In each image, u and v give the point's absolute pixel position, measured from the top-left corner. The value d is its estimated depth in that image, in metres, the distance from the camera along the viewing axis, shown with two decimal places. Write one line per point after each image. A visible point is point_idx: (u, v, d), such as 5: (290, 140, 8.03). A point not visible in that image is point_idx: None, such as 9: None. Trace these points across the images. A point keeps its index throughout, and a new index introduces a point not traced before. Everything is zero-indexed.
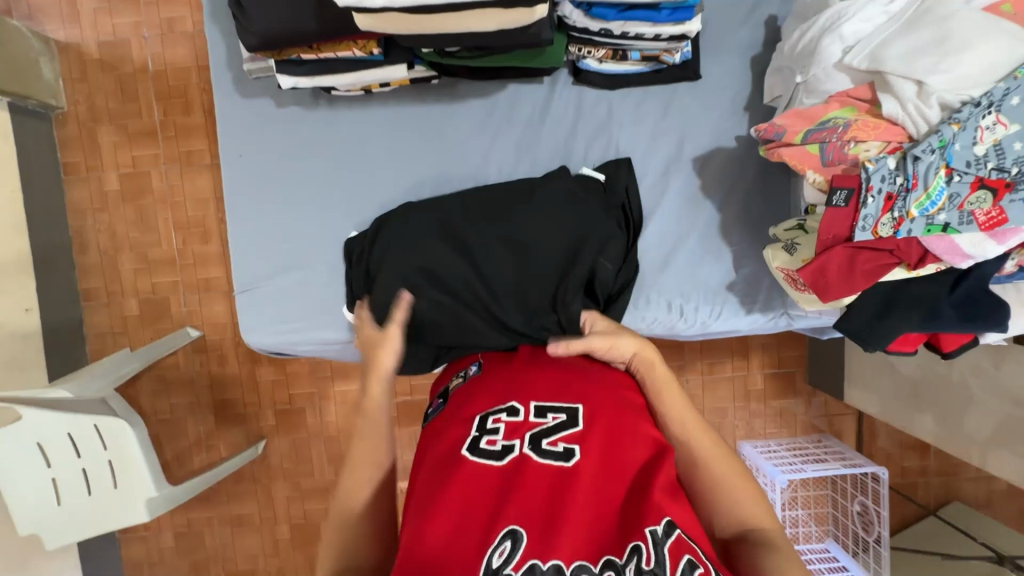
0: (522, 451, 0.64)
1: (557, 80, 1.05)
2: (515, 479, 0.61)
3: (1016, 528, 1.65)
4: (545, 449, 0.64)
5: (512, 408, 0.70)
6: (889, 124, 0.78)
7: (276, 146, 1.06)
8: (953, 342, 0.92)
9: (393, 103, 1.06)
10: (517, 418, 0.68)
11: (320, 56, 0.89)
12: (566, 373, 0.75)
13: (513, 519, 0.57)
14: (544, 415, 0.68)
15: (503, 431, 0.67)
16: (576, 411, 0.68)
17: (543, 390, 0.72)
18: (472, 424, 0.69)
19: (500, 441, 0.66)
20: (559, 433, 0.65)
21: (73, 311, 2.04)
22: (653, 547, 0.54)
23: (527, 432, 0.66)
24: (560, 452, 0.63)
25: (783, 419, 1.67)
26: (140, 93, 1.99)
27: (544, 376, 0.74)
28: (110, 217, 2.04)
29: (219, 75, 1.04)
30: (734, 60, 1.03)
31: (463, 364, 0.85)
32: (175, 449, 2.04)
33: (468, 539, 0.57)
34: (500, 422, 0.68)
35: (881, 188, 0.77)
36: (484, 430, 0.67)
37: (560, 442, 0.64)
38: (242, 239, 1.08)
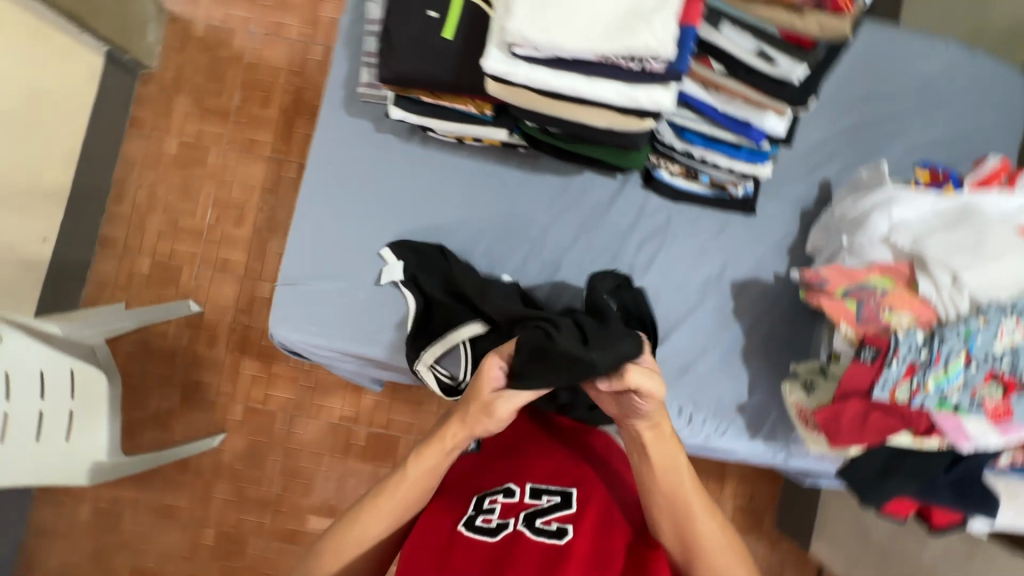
0: (517, 526, 0.71)
1: (629, 180, 1.15)
2: (511, 552, 0.68)
3: None
4: (540, 527, 0.71)
5: (508, 490, 0.77)
6: (923, 303, 0.86)
7: (361, 164, 1.14)
8: (941, 519, 0.97)
9: (479, 158, 1.15)
10: (513, 498, 0.75)
11: (436, 102, 0.98)
12: (559, 459, 0.83)
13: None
14: (539, 497, 0.76)
15: (499, 509, 0.74)
16: (569, 494, 0.76)
17: (536, 472, 0.80)
18: (468, 503, 0.77)
19: (495, 520, 0.73)
20: (553, 513, 0.73)
21: (85, 254, 2.04)
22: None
23: (522, 512, 0.73)
24: (554, 530, 0.70)
25: None
26: (227, 78, 2.12)
27: (542, 459, 0.82)
28: (155, 176, 2.09)
29: (333, 91, 1.14)
30: (788, 208, 1.14)
31: None
32: (130, 419, 1.96)
33: None
34: (497, 503, 0.75)
35: (905, 355, 0.84)
36: (480, 510, 0.75)
37: (553, 522, 0.71)
38: (301, 236, 1.12)
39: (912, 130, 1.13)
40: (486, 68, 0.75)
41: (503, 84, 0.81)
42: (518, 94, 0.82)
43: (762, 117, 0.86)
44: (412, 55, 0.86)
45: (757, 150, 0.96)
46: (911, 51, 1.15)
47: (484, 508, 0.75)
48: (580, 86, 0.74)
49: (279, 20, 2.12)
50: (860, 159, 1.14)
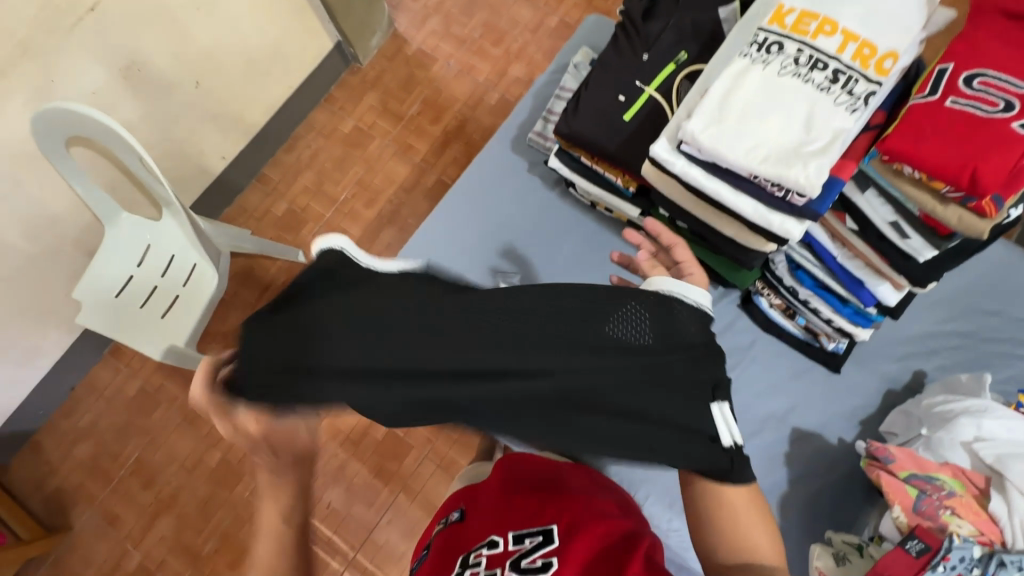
0: (503, 573, 0.73)
1: (727, 295, 1.21)
2: None
3: None
4: (524, 567, 0.72)
5: (492, 542, 0.80)
6: (988, 521, 0.83)
7: (503, 192, 1.30)
8: None
9: (602, 224, 1.27)
10: (497, 549, 0.78)
11: (590, 165, 1.12)
12: (541, 500, 0.84)
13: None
14: (520, 541, 0.77)
15: (484, 561, 0.77)
16: (550, 529, 0.77)
17: (515, 518, 0.81)
18: (456, 565, 0.79)
19: (482, 572, 0.75)
20: (535, 551, 0.74)
21: (243, 182, 2.38)
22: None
23: (507, 561, 0.75)
24: (539, 567, 0.72)
25: None
26: (414, 91, 2.48)
27: (516, 505, 0.83)
28: (324, 145, 2.44)
29: (507, 129, 1.34)
30: (873, 380, 1.14)
31: (447, 510, 0.94)
32: (208, 327, 2.17)
33: None
34: (482, 556, 0.77)
35: (955, 564, 0.79)
36: (467, 565, 0.78)
37: (538, 558, 0.73)
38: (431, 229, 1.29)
39: None
40: (651, 151, 0.88)
41: (657, 169, 0.94)
42: (666, 182, 0.94)
43: (878, 283, 0.91)
44: (589, 124, 1.02)
45: (861, 312, 1.01)
46: None
47: (469, 563, 0.78)
48: (724, 193, 0.85)
49: (473, 63, 2.48)
50: (963, 364, 1.13)
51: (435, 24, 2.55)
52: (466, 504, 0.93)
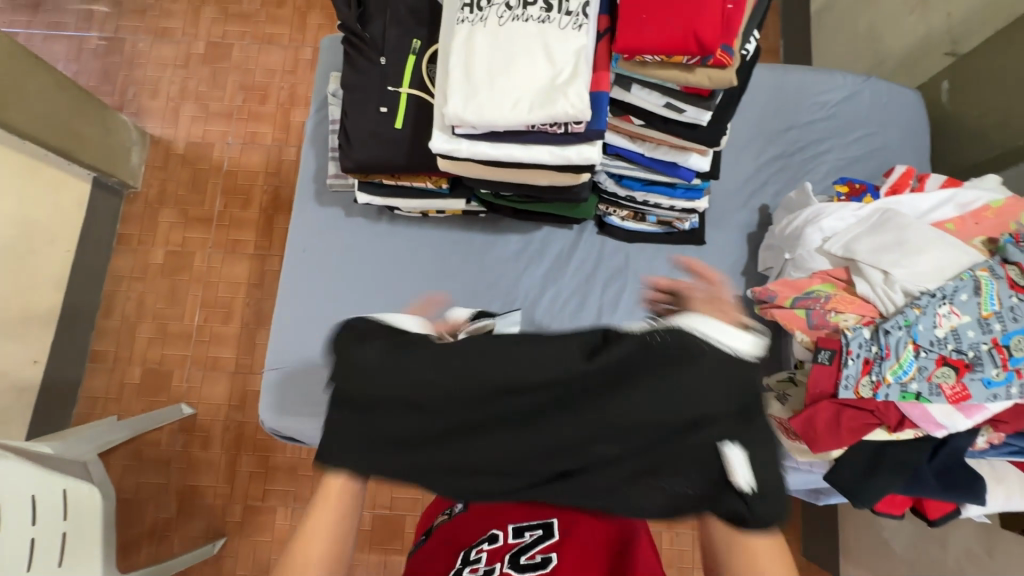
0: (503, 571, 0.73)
1: (584, 229, 1.24)
2: None
3: None
4: (524, 564, 0.73)
5: (492, 535, 0.78)
6: (864, 302, 0.93)
7: (336, 247, 1.22)
8: (937, 509, 0.97)
9: (444, 227, 1.24)
10: (497, 543, 0.77)
11: (396, 183, 1.08)
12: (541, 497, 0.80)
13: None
14: (521, 534, 0.77)
15: (485, 557, 0.76)
16: (550, 523, 0.76)
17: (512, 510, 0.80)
18: (455, 559, 0.78)
19: (482, 568, 0.74)
20: (535, 546, 0.74)
21: (75, 371, 2.06)
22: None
23: (506, 553, 0.75)
24: (539, 564, 0.72)
25: None
26: (209, 186, 2.25)
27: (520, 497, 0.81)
28: (144, 287, 2.17)
29: (305, 186, 1.25)
30: (734, 234, 1.24)
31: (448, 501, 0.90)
32: (127, 535, 1.89)
33: None
34: (482, 552, 0.76)
35: (859, 352, 0.89)
36: (467, 562, 0.76)
37: (536, 555, 0.73)
38: (284, 322, 1.18)
39: (829, 151, 1.26)
40: (433, 149, 0.85)
41: (452, 160, 0.91)
42: (466, 167, 0.91)
43: (687, 158, 0.97)
44: (370, 149, 0.97)
45: (691, 187, 1.07)
46: (812, 84, 1.29)
47: (469, 560, 0.76)
48: (517, 152, 0.84)
49: (254, 130, 2.30)
50: (789, 182, 1.25)
51: (191, 110, 2.31)
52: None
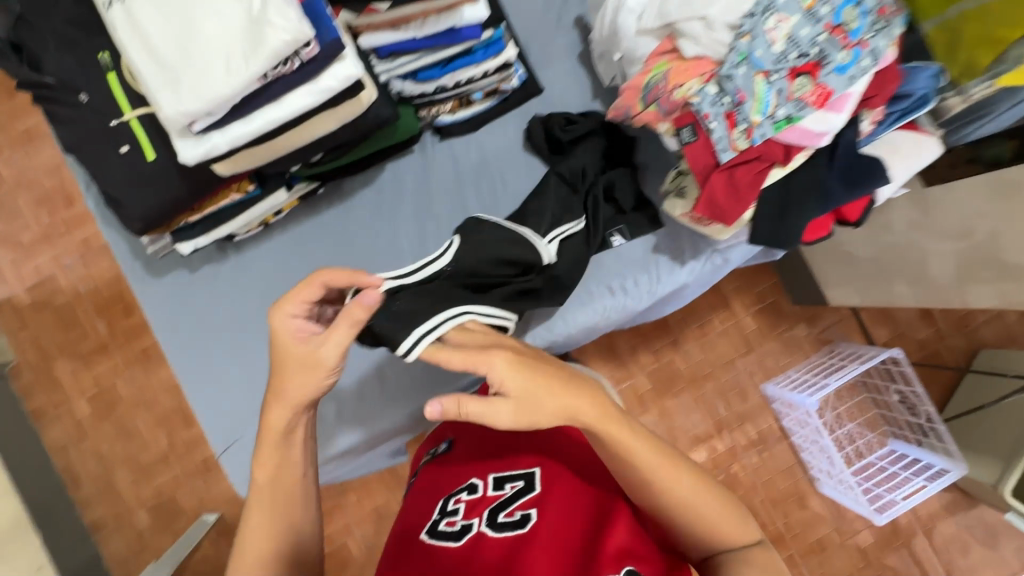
0: (479, 527, 0.75)
1: (426, 145, 1.15)
2: (473, 554, 0.72)
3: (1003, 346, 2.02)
4: (502, 521, 0.75)
5: (473, 486, 0.82)
6: (698, 61, 0.86)
7: (206, 302, 1.12)
8: (855, 210, 0.96)
9: (292, 224, 1.13)
10: (476, 495, 0.81)
11: (204, 213, 0.97)
12: (529, 436, 0.87)
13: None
14: (503, 487, 0.80)
15: (462, 510, 0.79)
16: (531, 477, 0.80)
17: (499, 463, 0.84)
18: (437, 509, 0.82)
19: (459, 520, 0.78)
20: (515, 501, 0.77)
21: (87, 548, 1.99)
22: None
23: (485, 508, 0.78)
24: (517, 520, 0.74)
25: (748, 340, 2.14)
26: (81, 316, 2.05)
27: (504, 447, 0.86)
28: (92, 441, 2.04)
29: (131, 266, 1.11)
30: (566, 62, 1.15)
31: (437, 440, 1.00)
32: None
33: None
34: (461, 502, 0.80)
35: (716, 111, 0.85)
36: (445, 514, 0.80)
37: (514, 510, 0.75)
38: (208, 404, 1.09)
39: None
40: (189, 162, 0.79)
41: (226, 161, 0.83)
42: (243, 157, 0.83)
43: (461, 15, 0.88)
44: (144, 194, 0.86)
45: (488, 42, 0.98)
46: None
47: (448, 510, 0.80)
48: (274, 114, 0.78)
49: (83, 237, 2.06)
50: None
51: (7, 254, 2.04)
52: (452, 432, 0.97)
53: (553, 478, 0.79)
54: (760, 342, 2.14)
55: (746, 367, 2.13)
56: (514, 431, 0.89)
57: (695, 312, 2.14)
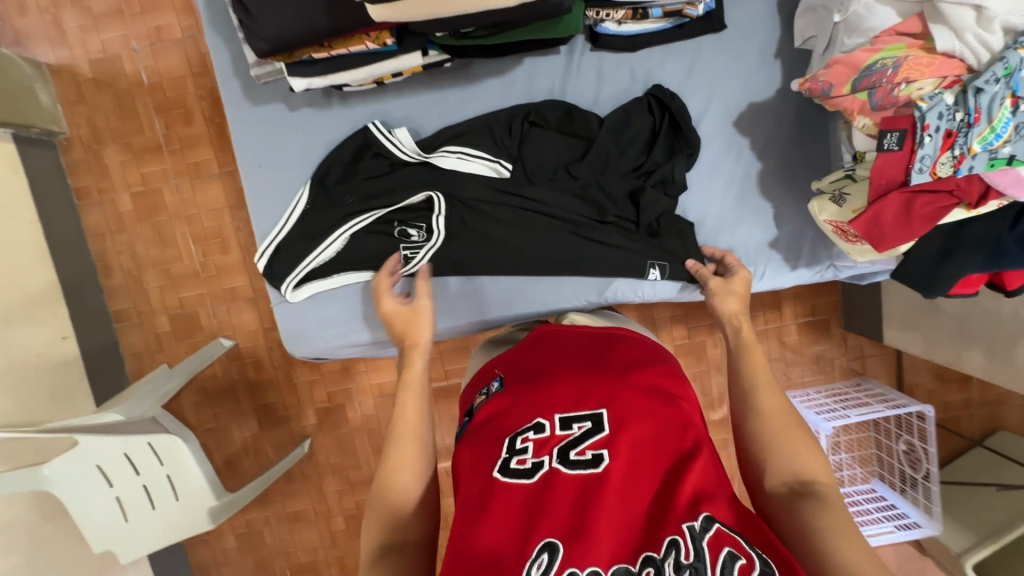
0: (551, 465, 0.77)
1: (574, 49, 1.02)
2: (546, 492, 0.74)
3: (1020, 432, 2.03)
4: (575, 460, 0.77)
5: (539, 425, 0.83)
6: (944, 60, 0.74)
7: (297, 149, 1.04)
8: (1019, 278, 0.87)
9: (408, 93, 1.03)
10: (544, 434, 0.81)
11: (332, 53, 0.87)
12: (593, 378, 0.87)
13: (548, 534, 0.70)
14: (570, 427, 0.81)
15: (532, 449, 0.80)
16: (599, 417, 0.81)
17: (563, 402, 0.85)
18: (503, 446, 0.82)
19: (530, 459, 0.79)
20: (584, 442, 0.79)
21: (108, 334, 2.08)
22: (692, 542, 0.66)
23: (555, 446, 0.80)
24: (590, 459, 0.76)
25: (782, 347, 2.10)
26: (140, 109, 1.97)
27: (567, 387, 0.87)
28: (129, 237, 2.05)
29: (227, 84, 1.02)
30: (760, 4, 1.00)
31: (486, 381, 0.99)
32: (225, 456, 2.18)
33: (538, 529, 0.71)
34: (529, 441, 0.81)
35: (938, 125, 0.74)
36: (514, 451, 0.80)
37: (586, 452, 0.77)
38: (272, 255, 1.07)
39: None
40: None
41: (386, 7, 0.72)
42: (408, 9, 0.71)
43: None
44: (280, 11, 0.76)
45: None
46: None
47: (516, 449, 0.81)
48: None
49: (157, 24, 1.91)
50: None
51: (75, 17, 1.91)
52: (504, 371, 0.97)
53: (626, 421, 0.80)
54: (793, 352, 2.11)
55: (769, 371, 2.11)
56: (574, 373, 0.89)
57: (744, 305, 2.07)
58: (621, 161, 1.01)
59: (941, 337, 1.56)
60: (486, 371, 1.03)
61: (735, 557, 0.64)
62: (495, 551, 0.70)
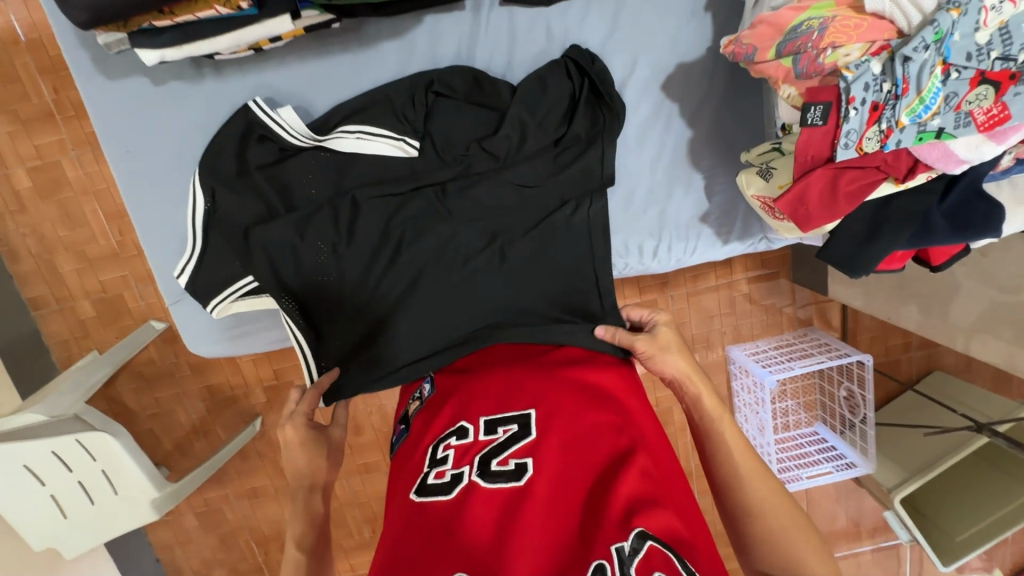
0: (470, 476, 0.68)
1: (481, 4, 0.94)
2: (461, 509, 0.65)
3: (955, 373, 2.11)
4: (495, 470, 0.68)
5: (462, 430, 0.74)
6: (873, 21, 0.68)
7: (171, 129, 0.94)
8: (943, 255, 0.85)
9: (293, 59, 0.94)
10: (467, 441, 0.72)
11: (177, 20, 0.74)
12: (522, 375, 0.79)
13: (454, 564, 0.59)
14: (494, 431, 0.72)
15: (452, 458, 0.71)
16: (527, 419, 0.72)
17: (489, 403, 0.76)
18: (426, 457, 0.74)
19: (448, 471, 0.70)
20: (508, 450, 0.69)
21: (26, 323, 1.93)
22: (619, 566, 0.56)
23: (477, 454, 0.70)
24: (512, 470, 0.67)
25: (733, 302, 2.10)
26: (19, 70, 1.73)
27: (495, 387, 0.78)
28: (33, 217, 1.86)
29: (74, 54, 0.88)
30: None
31: (418, 384, 0.88)
32: (175, 439, 2.12)
33: (446, 553, 0.61)
34: (450, 449, 0.72)
35: (864, 98, 0.69)
36: (433, 464, 0.72)
37: (509, 460, 0.68)
38: (160, 249, 0.98)
39: None
40: None
41: None
42: None
43: None
44: None
45: None
46: None
47: (436, 460, 0.72)
48: None
49: None
50: None
51: None
52: (438, 371, 0.87)
53: (556, 421, 0.71)
54: (744, 306, 2.11)
55: (720, 326, 2.12)
56: (505, 370, 0.80)
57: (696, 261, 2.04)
58: (539, 134, 0.93)
59: (880, 291, 1.56)
60: None
61: None
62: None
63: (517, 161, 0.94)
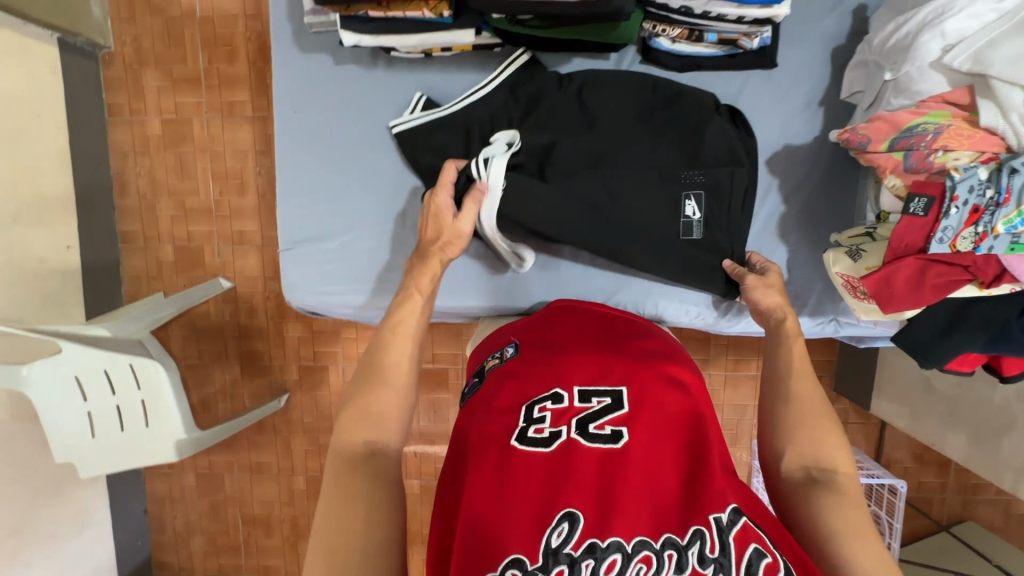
0: (570, 435, 0.75)
1: (624, 58, 1.08)
2: (565, 463, 0.72)
3: (992, 527, 2.00)
4: (594, 433, 0.75)
5: (556, 396, 0.80)
6: (986, 134, 0.78)
7: (331, 101, 1.12)
8: (1016, 365, 0.95)
9: (454, 68, 1.11)
10: (562, 405, 0.79)
11: (387, 14, 0.91)
12: (610, 357, 0.86)
13: (569, 504, 0.68)
14: (588, 400, 0.79)
15: (549, 418, 0.78)
16: (620, 395, 0.79)
17: (583, 376, 0.83)
18: (519, 414, 0.79)
19: (547, 427, 0.76)
20: (604, 417, 0.76)
21: (111, 253, 2.09)
22: (717, 533, 0.65)
23: (573, 418, 0.77)
24: (609, 434, 0.74)
25: None
26: (186, 39, 1.98)
27: (588, 361, 0.85)
28: (151, 161, 2.06)
29: (279, 27, 1.10)
30: (815, 49, 1.04)
31: (499, 345, 0.97)
32: (202, 394, 2.18)
33: (556, 500, 0.68)
34: (546, 411, 0.78)
35: (967, 199, 0.78)
36: (531, 421, 0.78)
37: (606, 426, 0.75)
38: (309, 197, 1.13)
39: None
40: None
41: None
42: None
43: None
44: None
45: None
46: None
47: (533, 417, 0.78)
48: None
49: None
50: None
51: None
52: (521, 339, 0.95)
53: (648, 400, 0.79)
54: None
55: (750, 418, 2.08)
56: (590, 352, 0.87)
57: (740, 345, 2.04)
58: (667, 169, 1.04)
59: (928, 415, 1.56)
60: (500, 336, 1.01)
61: (761, 553, 0.64)
62: (510, 514, 0.67)
63: (637, 185, 1.05)
